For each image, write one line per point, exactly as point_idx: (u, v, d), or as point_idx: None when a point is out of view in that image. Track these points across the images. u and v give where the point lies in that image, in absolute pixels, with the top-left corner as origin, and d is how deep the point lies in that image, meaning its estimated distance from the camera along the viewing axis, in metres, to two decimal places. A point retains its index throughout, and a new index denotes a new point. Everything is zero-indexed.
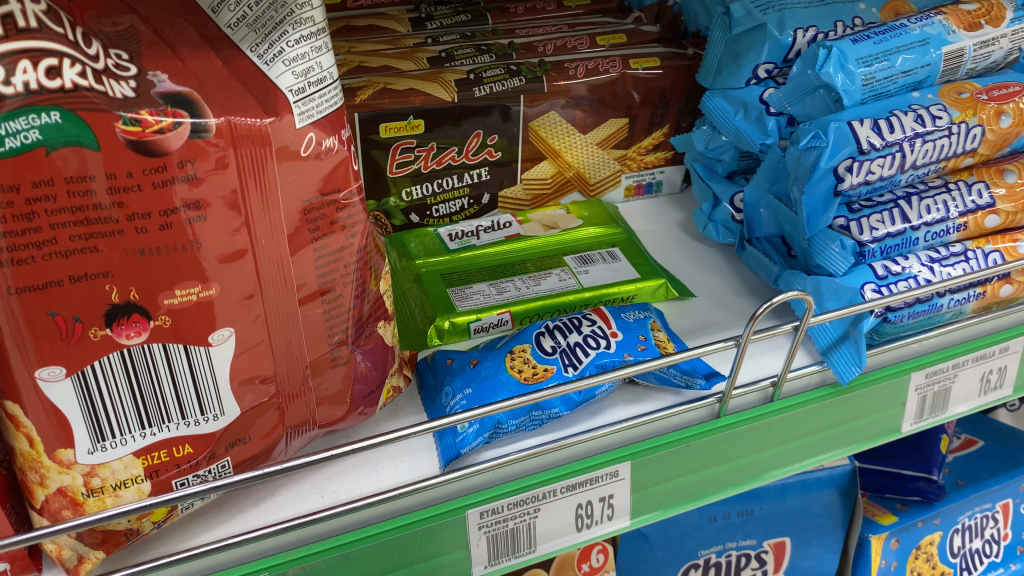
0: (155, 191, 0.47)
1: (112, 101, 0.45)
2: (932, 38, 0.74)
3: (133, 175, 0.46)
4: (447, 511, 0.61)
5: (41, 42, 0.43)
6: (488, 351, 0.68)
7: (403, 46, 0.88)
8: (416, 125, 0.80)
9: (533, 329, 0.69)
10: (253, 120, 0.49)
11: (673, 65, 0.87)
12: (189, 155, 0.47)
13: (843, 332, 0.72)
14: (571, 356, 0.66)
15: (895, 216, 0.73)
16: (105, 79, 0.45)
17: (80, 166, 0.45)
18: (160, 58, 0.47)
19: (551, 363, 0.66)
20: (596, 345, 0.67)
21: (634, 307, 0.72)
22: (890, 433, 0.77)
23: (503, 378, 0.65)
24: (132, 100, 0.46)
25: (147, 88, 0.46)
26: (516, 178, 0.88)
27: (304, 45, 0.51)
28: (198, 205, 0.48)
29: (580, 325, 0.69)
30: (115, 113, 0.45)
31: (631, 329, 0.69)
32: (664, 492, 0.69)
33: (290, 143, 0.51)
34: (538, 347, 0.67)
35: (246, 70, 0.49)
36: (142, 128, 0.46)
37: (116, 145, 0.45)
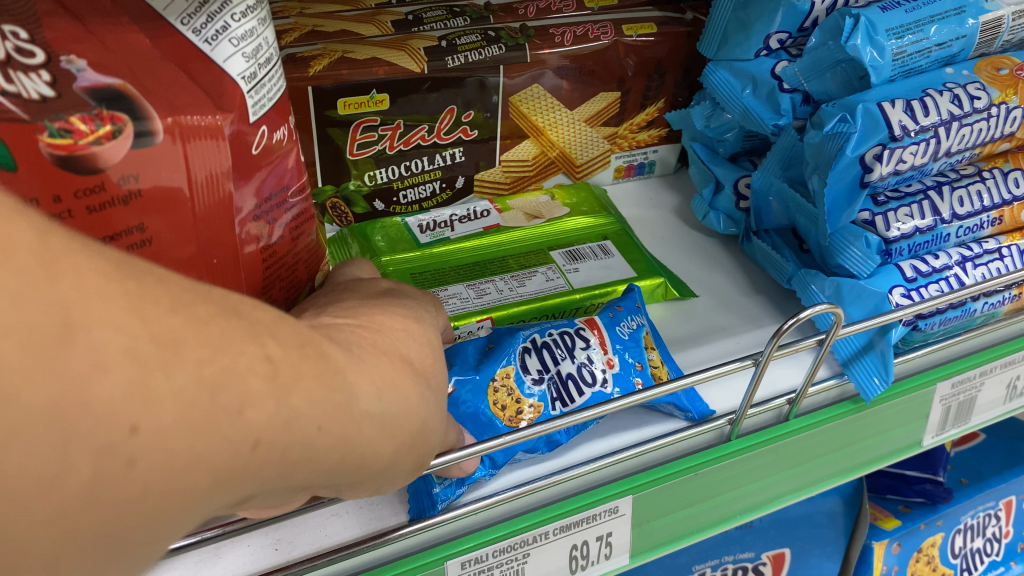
0: (92, 217, 0.36)
1: (27, 104, 0.34)
2: (969, 6, 0.65)
3: (62, 199, 0.36)
4: (422, 564, 0.52)
5: None
6: (461, 371, 0.57)
7: (364, 7, 0.77)
8: (381, 99, 0.70)
9: (516, 346, 0.59)
10: (210, 118, 0.39)
11: (671, 31, 0.77)
12: (133, 168, 0.37)
13: (867, 342, 0.64)
14: (562, 390, 0.57)
15: (926, 209, 0.65)
16: (13, 74, 0.34)
17: None
18: (71, 40, 0.36)
19: (537, 399, 0.57)
20: (593, 381, 0.58)
21: (625, 315, 0.63)
22: (910, 447, 0.69)
23: (484, 420, 0.55)
24: (53, 101, 0.35)
25: (67, 82, 0.35)
26: (493, 158, 0.78)
27: (250, 18, 0.41)
28: (142, 228, 0.39)
29: (573, 347, 0.59)
30: (38, 122, 0.34)
31: (628, 352, 0.60)
32: (668, 525, 0.61)
33: (244, 137, 0.42)
34: (523, 374, 0.57)
35: (180, 48, 0.39)
36: (75, 139, 0.35)
37: (40, 162, 0.35)
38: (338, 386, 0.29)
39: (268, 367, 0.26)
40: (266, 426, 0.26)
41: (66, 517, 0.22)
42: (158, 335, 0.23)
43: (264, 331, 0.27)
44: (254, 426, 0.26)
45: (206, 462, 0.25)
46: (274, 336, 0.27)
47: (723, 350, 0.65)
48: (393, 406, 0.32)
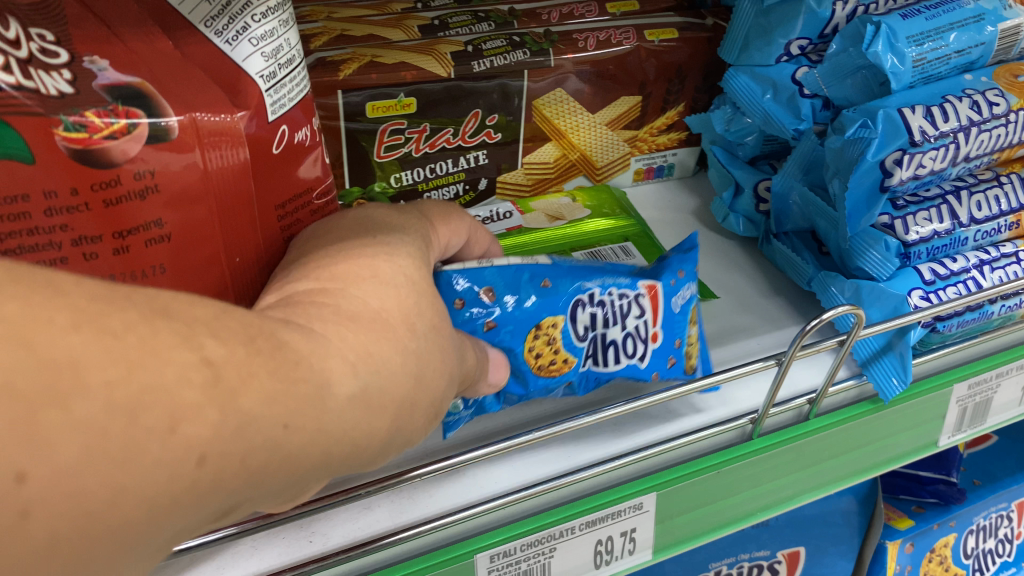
0: (108, 211, 0.36)
1: (45, 100, 0.34)
2: (988, 13, 0.66)
3: (79, 192, 0.35)
4: (451, 557, 0.54)
5: None
6: (511, 304, 0.57)
7: (391, 12, 0.78)
8: (408, 103, 0.71)
9: (574, 294, 0.58)
10: (229, 118, 0.39)
11: (692, 37, 0.78)
12: (149, 164, 0.37)
13: (886, 343, 0.65)
14: (599, 353, 0.59)
15: (944, 213, 0.66)
16: (33, 71, 0.34)
17: (13, 184, 0.34)
18: (94, 40, 0.36)
19: (574, 354, 0.59)
20: (632, 355, 0.60)
21: (683, 283, 0.61)
22: (927, 447, 0.70)
23: (514, 364, 0.57)
24: (71, 98, 0.35)
25: (86, 79, 0.36)
26: (516, 160, 0.79)
27: (272, 19, 0.41)
28: (161, 223, 0.38)
29: (627, 315, 0.59)
30: (54, 116, 0.34)
31: (676, 326, 0.60)
32: (690, 522, 0.62)
33: (263, 136, 0.42)
34: (571, 326, 0.58)
35: (207, 54, 0.40)
36: (89, 134, 0.35)
37: (57, 156, 0.35)
38: (303, 374, 0.28)
39: (206, 374, 0.25)
40: (210, 438, 0.25)
41: (115, 507, 0.23)
42: (47, 360, 0.22)
43: (201, 331, 0.25)
44: (195, 440, 0.24)
45: (146, 489, 0.23)
46: (213, 335, 0.26)
47: (744, 350, 0.66)
48: (394, 367, 0.31)
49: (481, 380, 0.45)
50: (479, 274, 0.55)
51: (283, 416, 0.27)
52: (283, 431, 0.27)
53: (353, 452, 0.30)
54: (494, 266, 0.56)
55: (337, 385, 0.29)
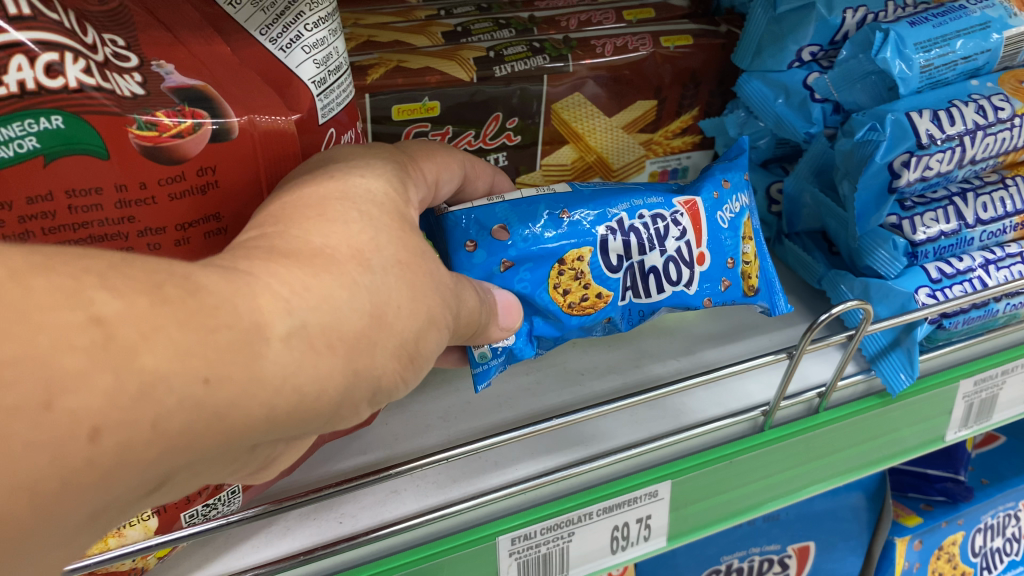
0: (171, 203, 0.44)
1: (122, 101, 0.42)
2: (994, 21, 0.68)
3: (148, 187, 0.43)
4: (474, 539, 0.56)
5: (39, 32, 0.39)
6: (525, 241, 0.58)
7: (415, 19, 0.81)
8: (431, 107, 0.73)
9: (598, 224, 0.59)
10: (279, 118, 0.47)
11: (706, 43, 0.81)
12: (209, 161, 0.44)
13: (894, 340, 0.68)
14: (641, 283, 0.60)
15: (950, 214, 0.68)
16: (110, 74, 0.42)
17: (90, 178, 0.41)
18: (161, 45, 0.44)
19: (609, 288, 0.59)
20: (678, 280, 0.61)
21: (729, 193, 0.62)
22: (934, 442, 0.72)
23: (542, 303, 0.59)
24: (143, 98, 0.43)
25: (156, 83, 0.44)
26: (535, 162, 0.81)
27: (321, 29, 0.49)
28: (218, 217, 0.46)
29: (666, 235, 0.60)
30: (129, 116, 0.42)
31: (721, 247, 0.61)
32: (704, 510, 0.64)
33: (310, 136, 0.50)
34: (602, 259, 0.59)
35: (260, 58, 0.48)
36: (159, 132, 0.43)
37: (131, 153, 0.42)
38: (225, 319, 0.27)
39: (94, 333, 0.24)
40: (102, 408, 0.24)
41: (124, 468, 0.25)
42: None
43: (88, 284, 0.24)
44: (85, 411, 0.23)
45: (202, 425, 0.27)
46: (103, 289, 0.25)
47: (756, 346, 0.68)
48: (338, 303, 0.31)
49: (490, 325, 0.47)
50: (491, 213, 0.58)
51: (201, 370, 0.26)
52: (203, 386, 0.26)
53: (297, 403, 0.30)
54: (504, 202, 0.59)
55: (271, 323, 0.29)
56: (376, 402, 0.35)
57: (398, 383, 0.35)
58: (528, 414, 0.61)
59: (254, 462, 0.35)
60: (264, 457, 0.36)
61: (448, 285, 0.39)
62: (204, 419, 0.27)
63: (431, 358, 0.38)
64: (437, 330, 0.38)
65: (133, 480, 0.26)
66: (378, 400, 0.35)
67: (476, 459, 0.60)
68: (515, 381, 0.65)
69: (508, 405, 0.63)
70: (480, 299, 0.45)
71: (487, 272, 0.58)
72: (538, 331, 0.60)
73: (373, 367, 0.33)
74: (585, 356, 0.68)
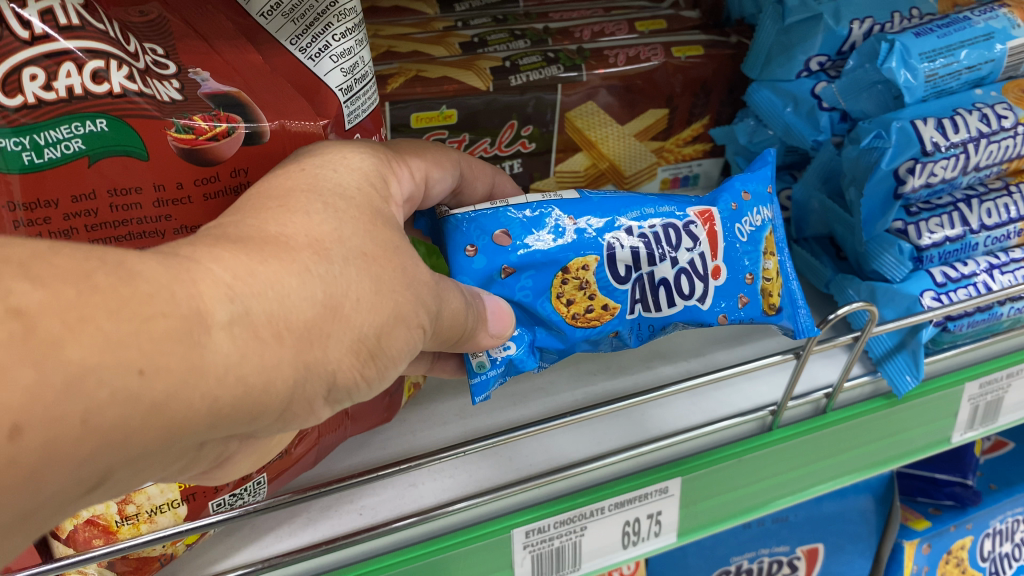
0: (205, 202, 0.47)
1: (162, 106, 0.45)
2: (997, 32, 0.70)
3: (184, 186, 0.46)
4: (489, 531, 0.58)
5: (86, 40, 0.42)
6: (529, 248, 0.57)
7: (433, 30, 0.84)
8: (449, 115, 0.75)
9: (606, 233, 0.58)
10: (307, 124, 0.49)
11: (716, 53, 0.83)
12: (242, 162, 0.47)
13: (900, 341, 0.69)
14: (649, 295, 0.59)
15: (955, 220, 0.70)
16: (150, 80, 0.45)
17: (129, 179, 0.44)
18: (197, 54, 0.48)
19: (616, 300, 0.58)
20: (689, 294, 0.59)
21: (749, 206, 0.61)
22: (940, 444, 0.74)
23: (544, 313, 0.58)
24: (181, 103, 0.46)
25: (192, 89, 0.47)
26: (548, 169, 0.83)
27: (348, 39, 0.52)
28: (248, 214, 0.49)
29: (677, 245, 0.59)
30: (168, 119, 0.45)
31: (738, 261, 0.60)
32: (713, 508, 0.66)
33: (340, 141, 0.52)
34: (608, 269, 0.58)
35: (290, 66, 0.51)
36: (196, 135, 0.45)
37: (168, 153, 0.45)
38: (161, 309, 0.28)
39: (13, 325, 0.24)
40: (24, 409, 0.25)
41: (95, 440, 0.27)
42: None
43: (13, 276, 0.25)
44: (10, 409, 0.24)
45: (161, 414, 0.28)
46: (29, 279, 0.25)
47: (764, 347, 0.70)
48: (287, 290, 0.33)
49: (479, 331, 0.49)
50: (494, 219, 0.57)
51: (137, 362, 0.27)
52: (138, 378, 0.27)
53: (242, 394, 0.31)
54: (508, 207, 0.58)
55: (212, 314, 0.30)
56: (334, 396, 0.37)
57: (358, 379, 0.37)
58: (541, 411, 0.63)
59: (205, 462, 0.36)
60: (215, 457, 0.37)
61: (424, 283, 0.40)
62: (143, 411, 0.28)
63: (398, 358, 0.39)
64: (406, 329, 0.39)
65: (66, 476, 0.27)
66: (337, 395, 0.37)
67: (491, 455, 0.62)
68: (529, 380, 0.67)
69: (522, 403, 0.64)
70: (467, 302, 0.47)
71: (487, 277, 0.57)
72: (540, 342, 0.59)
73: (325, 361, 0.34)
74: (596, 360, 0.69)
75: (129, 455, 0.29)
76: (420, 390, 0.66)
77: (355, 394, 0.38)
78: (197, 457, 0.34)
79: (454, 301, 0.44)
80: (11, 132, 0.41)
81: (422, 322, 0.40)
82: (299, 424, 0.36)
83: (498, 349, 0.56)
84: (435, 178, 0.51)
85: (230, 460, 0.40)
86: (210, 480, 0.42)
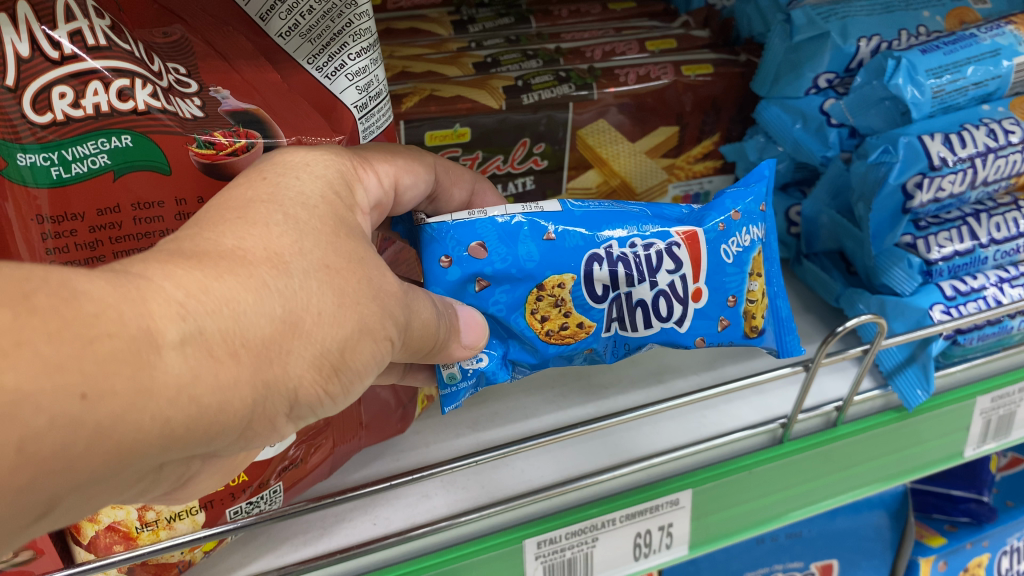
0: None
1: (185, 123, 0.47)
2: (1004, 48, 0.71)
3: (203, 200, 0.47)
4: (501, 541, 0.58)
5: (113, 60, 0.44)
6: (505, 262, 0.55)
7: (447, 51, 0.85)
8: (462, 133, 0.76)
9: (587, 250, 0.56)
10: (324, 139, 0.51)
11: (726, 71, 0.84)
12: None
13: (910, 354, 0.70)
14: (626, 315, 0.58)
15: (964, 234, 0.71)
16: (173, 98, 0.47)
17: (152, 193, 0.46)
18: (218, 73, 0.50)
19: (591, 318, 0.58)
20: (667, 317, 0.59)
21: (738, 226, 0.59)
22: (953, 458, 0.74)
23: (517, 327, 0.57)
24: (202, 120, 0.47)
25: (213, 106, 0.49)
26: (559, 188, 0.83)
27: (363, 58, 0.54)
28: None
29: (657, 268, 0.57)
30: (189, 135, 0.46)
31: (721, 284, 0.59)
32: (724, 521, 0.66)
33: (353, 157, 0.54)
34: (585, 288, 0.57)
35: (306, 84, 0.53)
36: (216, 151, 0.47)
37: (189, 168, 0.47)
38: (107, 331, 0.28)
39: None
40: None
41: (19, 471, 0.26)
42: None
43: None
44: None
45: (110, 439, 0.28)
46: None
47: (776, 360, 0.71)
48: (243, 307, 0.32)
49: (451, 342, 0.50)
50: (471, 231, 0.55)
51: (79, 386, 0.26)
52: (80, 403, 0.27)
53: (195, 414, 0.31)
54: (487, 218, 0.55)
55: (161, 336, 0.29)
56: (296, 412, 0.37)
57: (321, 395, 0.37)
58: (552, 423, 0.64)
59: (167, 481, 0.36)
60: (176, 478, 0.37)
61: (391, 295, 0.40)
62: (88, 434, 0.27)
63: (364, 371, 0.39)
64: (371, 341, 0.39)
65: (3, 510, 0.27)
66: (299, 411, 0.37)
67: (502, 465, 0.63)
68: (541, 394, 0.68)
69: (533, 416, 0.65)
70: (438, 313, 0.47)
71: (460, 286, 0.56)
72: (512, 356, 0.58)
73: (285, 377, 0.34)
74: (612, 372, 0.70)
75: (75, 480, 0.28)
76: (431, 403, 0.67)
77: (319, 408, 0.38)
78: (158, 479, 0.35)
79: (425, 312, 0.45)
80: (40, 148, 0.42)
81: (389, 335, 0.40)
82: (262, 441, 0.37)
83: (469, 362, 0.56)
84: (403, 186, 0.52)
85: (194, 480, 0.41)
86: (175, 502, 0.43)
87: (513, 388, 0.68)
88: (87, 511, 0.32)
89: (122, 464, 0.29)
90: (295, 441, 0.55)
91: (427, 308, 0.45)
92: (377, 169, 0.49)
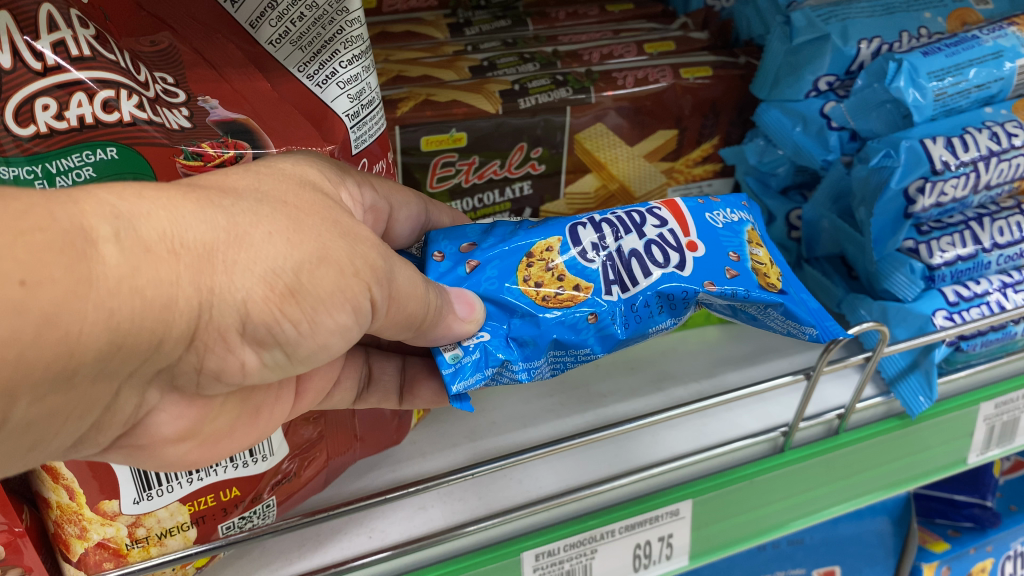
0: None
1: (172, 134, 0.46)
2: (1006, 50, 0.70)
3: None
4: (500, 554, 0.57)
5: (97, 71, 0.43)
6: (493, 246, 0.54)
7: (443, 54, 0.85)
8: (459, 138, 0.75)
9: (569, 223, 0.55)
10: (314, 149, 0.51)
11: (725, 74, 0.83)
12: None
13: (912, 361, 0.69)
14: (625, 273, 0.53)
15: (967, 238, 0.71)
16: (160, 109, 0.46)
17: None
18: (207, 83, 0.50)
19: (588, 278, 0.52)
20: (665, 262, 0.53)
21: (720, 206, 0.57)
22: (956, 464, 0.72)
23: (512, 300, 0.52)
24: (190, 130, 0.47)
25: (201, 116, 0.48)
26: (557, 192, 0.82)
27: (355, 65, 0.53)
28: None
29: (641, 224, 0.55)
30: (177, 147, 0.46)
31: (717, 241, 0.55)
32: (725, 531, 0.65)
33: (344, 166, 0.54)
34: (574, 248, 0.53)
35: (297, 93, 0.52)
36: (204, 162, 0.47)
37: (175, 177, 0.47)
38: (39, 224, 0.27)
39: None
40: None
41: None
42: None
43: None
44: None
45: (30, 358, 0.28)
46: None
47: (776, 368, 0.70)
48: (184, 213, 0.32)
49: (439, 319, 0.47)
50: (461, 233, 0.56)
51: (17, 272, 0.26)
52: (19, 289, 0.26)
53: (140, 307, 0.30)
54: (477, 225, 0.57)
55: (94, 231, 0.29)
56: (251, 333, 0.36)
57: (276, 316, 0.35)
58: (550, 433, 0.63)
59: (121, 415, 0.37)
60: (131, 412, 0.38)
61: (367, 242, 0.40)
62: (35, 322, 0.27)
63: (328, 301, 0.37)
64: (335, 271, 0.37)
65: None
66: (254, 331, 0.36)
67: (501, 477, 0.62)
68: (539, 402, 0.67)
69: (531, 425, 0.64)
70: (426, 287, 0.45)
71: (456, 278, 0.53)
72: (516, 334, 0.51)
73: (231, 288, 0.33)
74: (609, 379, 0.69)
75: (30, 376, 0.28)
76: (430, 412, 0.66)
77: (280, 335, 0.37)
78: (113, 407, 0.36)
79: (404, 274, 0.42)
80: (25, 160, 0.41)
81: (371, 285, 0.39)
82: (217, 355, 0.36)
83: (469, 337, 0.50)
84: (398, 212, 0.55)
85: (155, 442, 0.41)
86: (147, 461, 0.43)
87: (510, 395, 0.68)
88: (40, 431, 0.33)
89: (69, 363, 0.29)
90: (288, 454, 0.55)
91: (409, 270, 0.43)
92: (373, 187, 0.51)
